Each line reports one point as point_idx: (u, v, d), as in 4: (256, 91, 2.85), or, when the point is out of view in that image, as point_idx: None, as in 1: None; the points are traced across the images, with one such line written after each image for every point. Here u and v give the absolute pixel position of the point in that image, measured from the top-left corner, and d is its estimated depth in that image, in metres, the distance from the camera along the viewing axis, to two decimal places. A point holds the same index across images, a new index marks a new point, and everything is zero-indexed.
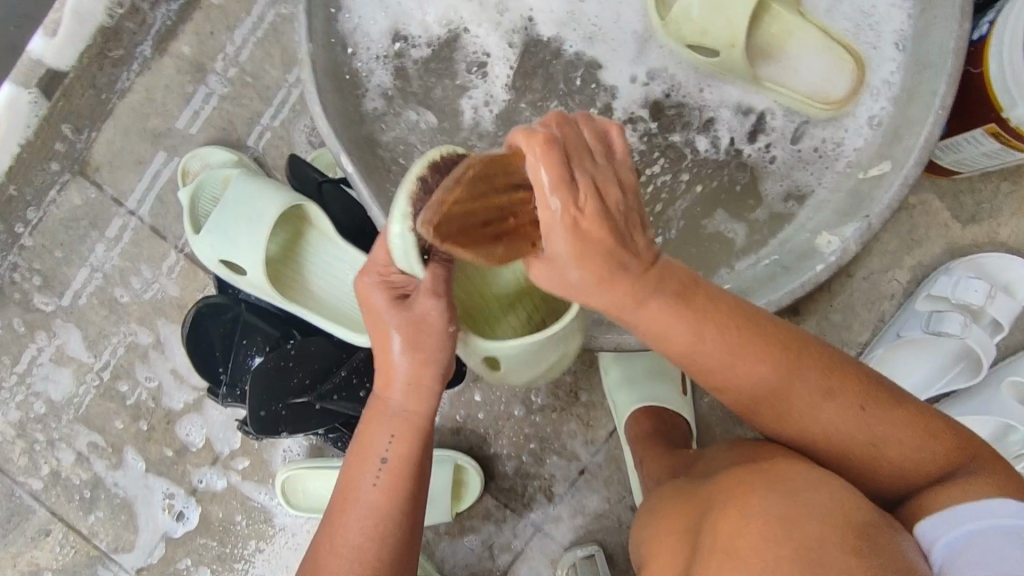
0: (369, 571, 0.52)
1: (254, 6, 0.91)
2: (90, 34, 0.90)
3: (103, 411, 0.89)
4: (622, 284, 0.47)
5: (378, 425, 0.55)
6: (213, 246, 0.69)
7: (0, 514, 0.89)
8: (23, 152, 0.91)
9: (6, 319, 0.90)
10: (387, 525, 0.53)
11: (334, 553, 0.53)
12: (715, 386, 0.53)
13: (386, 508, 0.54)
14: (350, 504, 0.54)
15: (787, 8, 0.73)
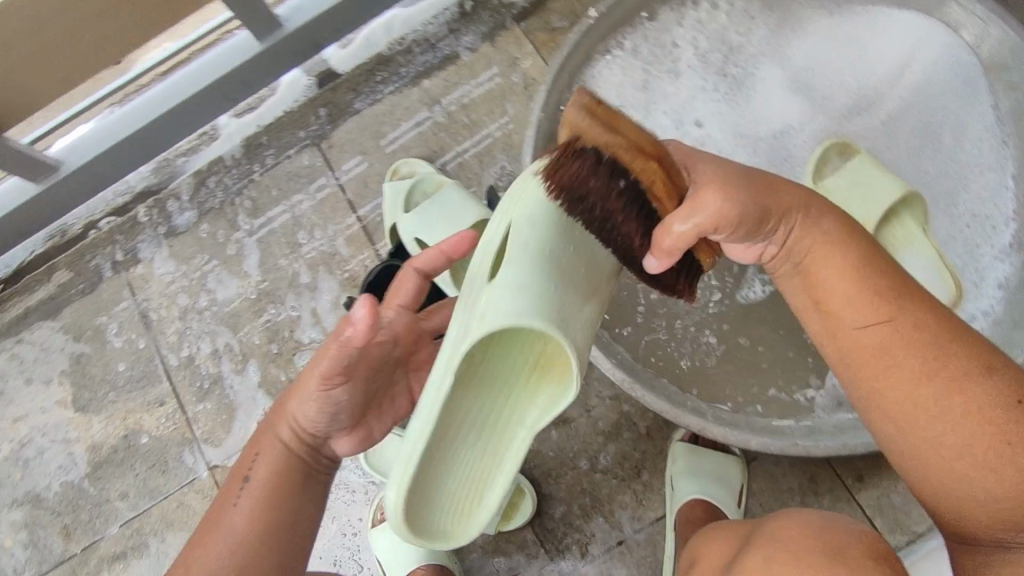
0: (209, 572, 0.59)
1: (495, 72, 1.12)
2: (370, 58, 1.15)
3: (246, 326, 1.04)
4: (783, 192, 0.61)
5: (262, 459, 0.62)
6: (414, 228, 0.86)
7: (136, 374, 1.05)
8: (284, 117, 1.14)
9: (212, 228, 1.11)
10: (232, 542, 0.59)
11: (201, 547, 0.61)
12: (844, 330, 0.61)
13: (244, 521, 0.60)
14: (221, 515, 0.62)
15: (915, 219, 0.86)
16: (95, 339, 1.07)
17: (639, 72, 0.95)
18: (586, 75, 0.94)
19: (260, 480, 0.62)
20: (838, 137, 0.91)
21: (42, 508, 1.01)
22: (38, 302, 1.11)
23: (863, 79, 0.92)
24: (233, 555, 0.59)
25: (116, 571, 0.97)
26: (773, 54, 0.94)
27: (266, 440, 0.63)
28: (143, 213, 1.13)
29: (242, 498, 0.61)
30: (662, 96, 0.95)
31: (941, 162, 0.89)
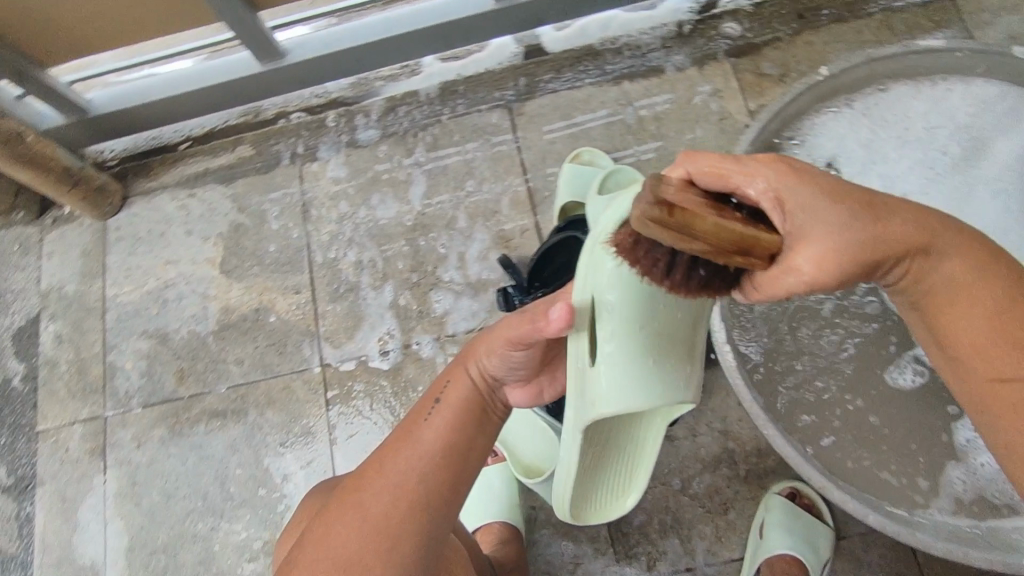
0: (402, 483, 0.63)
1: (697, 91, 1.13)
2: (581, 46, 1.19)
3: (393, 246, 1.08)
4: (917, 218, 0.57)
5: (450, 392, 0.69)
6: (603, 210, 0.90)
7: (282, 257, 1.11)
8: (485, 74, 1.20)
9: (390, 151, 1.16)
10: (423, 459, 0.65)
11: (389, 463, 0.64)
12: (976, 367, 0.59)
13: (433, 444, 0.66)
14: (410, 434, 0.66)
15: None
16: (257, 215, 1.15)
17: (864, 132, 0.98)
18: (814, 118, 0.96)
19: (449, 405, 0.68)
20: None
21: (167, 347, 1.09)
22: (220, 167, 1.21)
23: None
24: (421, 465, 0.64)
25: (212, 426, 1.03)
26: (986, 164, 0.95)
27: (453, 379, 0.71)
28: (332, 119, 1.21)
29: (431, 420, 0.68)
30: (882, 160, 0.98)
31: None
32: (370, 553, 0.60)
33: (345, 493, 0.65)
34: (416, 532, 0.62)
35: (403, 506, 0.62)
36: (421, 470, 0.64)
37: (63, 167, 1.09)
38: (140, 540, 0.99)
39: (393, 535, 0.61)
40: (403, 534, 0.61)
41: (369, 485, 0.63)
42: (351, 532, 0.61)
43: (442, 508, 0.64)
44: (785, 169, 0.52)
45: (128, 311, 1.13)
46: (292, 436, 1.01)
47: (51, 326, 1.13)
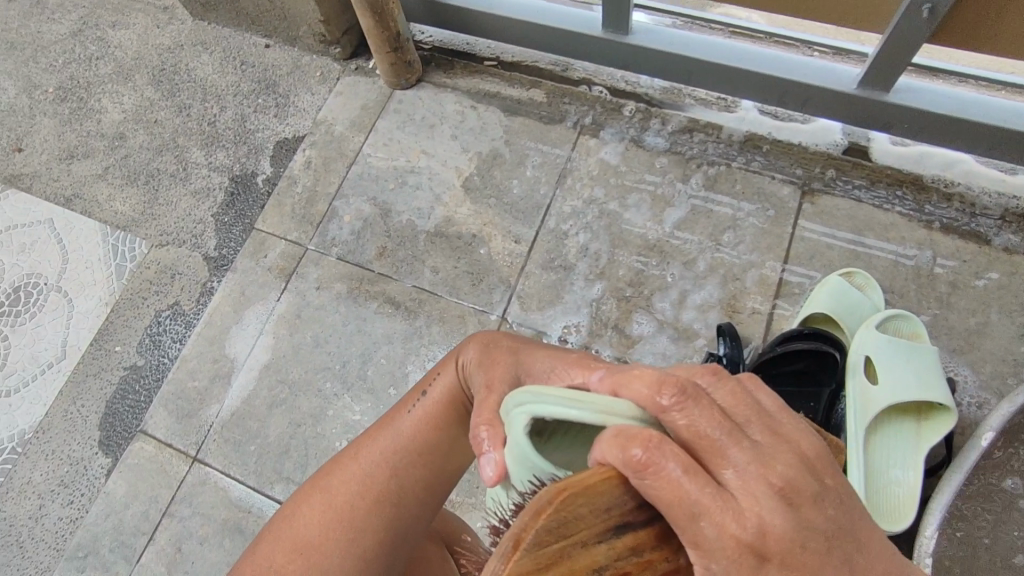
0: (358, 485, 0.51)
1: (1016, 283, 0.99)
2: (909, 173, 1.07)
3: (624, 254, 1.07)
4: None
5: (435, 391, 0.55)
6: (876, 350, 0.85)
7: (521, 204, 1.13)
8: (795, 146, 1.12)
9: (667, 168, 1.14)
10: (389, 458, 0.52)
11: (350, 458, 0.53)
12: None
13: (401, 442, 0.53)
14: (381, 428, 0.55)
15: None
16: (518, 157, 1.18)
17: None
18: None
19: (431, 402, 0.55)
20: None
21: (384, 222, 1.14)
22: (508, 97, 1.24)
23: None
24: (391, 461, 0.52)
25: (382, 309, 1.06)
26: None
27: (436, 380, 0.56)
28: (629, 110, 1.20)
29: (403, 423, 0.54)
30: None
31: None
32: (320, 552, 0.50)
33: (308, 480, 0.54)
34: (376, 534, 0.51)
35: (365, 508, 0.51)
36: (387, 470, 0.52)
37: (395, 29, 1.15)
38: (276, 365, 1.04)
39: (348, 536, 0.50)
40: (362, 535, 0.50)
41: (329, 473, 0.53)
42: (305, 526, 0.51)
43: (412, 515, 0.52)
44: (746, 551, 0.31)
45: (371, 173, 1.19)
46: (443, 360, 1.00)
47: (306, 150, 1.23)
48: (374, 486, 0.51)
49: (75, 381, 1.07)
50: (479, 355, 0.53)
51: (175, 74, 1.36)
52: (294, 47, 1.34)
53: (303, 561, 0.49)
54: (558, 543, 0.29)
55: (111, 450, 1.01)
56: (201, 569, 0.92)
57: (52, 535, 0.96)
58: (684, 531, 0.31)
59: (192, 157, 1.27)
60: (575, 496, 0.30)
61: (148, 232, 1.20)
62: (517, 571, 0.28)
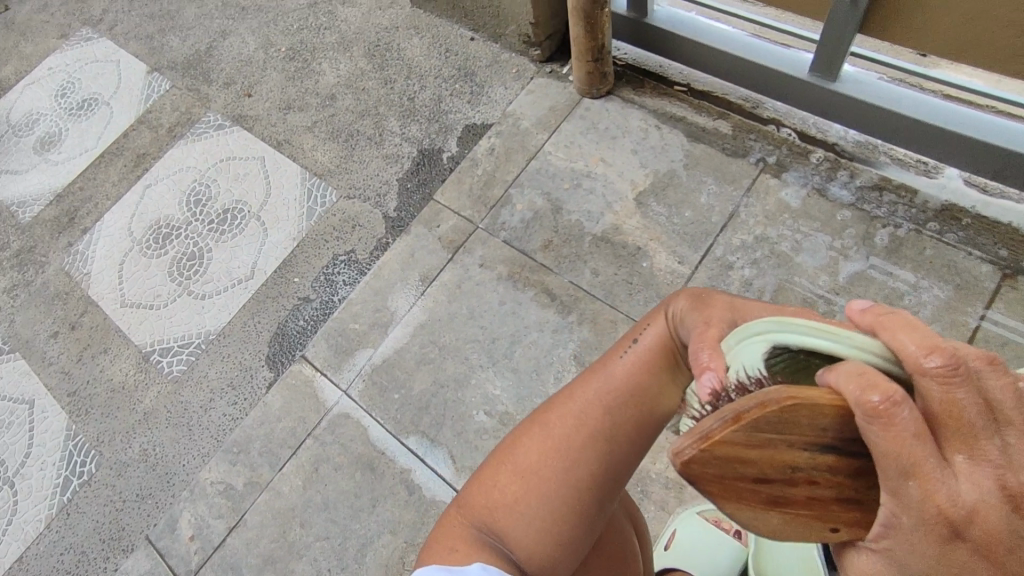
0: (577, 419, 0.57)
1: None
2: None
3: (788, 298, 1.05)
4: None
5: (643, 343, 0.59)
6: None
7: (691, 227, 1.13)
8: (1001, 225, 1.04)
9: (852, 222, 1.09)
10: (604, 398, 0.58)
11: (569, 395, 0.59)
12: None
13: (617, 384, 0.58)
14: (596, 370, 0.60)
15: None
16: (694, 182, 1.18)
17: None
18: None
19: (642, 348, 0.59)
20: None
21: (553, 217, 1.18)
22: (695, 123, 1.25)
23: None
24: (608, 401, 0.57)
25: (537, 297, 1.10)
26: None
27: (642, 334, 0.60)
28: (818, 157, 1.17)
29: (612, 371, 0.59)
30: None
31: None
32: (542, 476, 0.56)
33: (526, 418, 0.61)
34: (593, 462, 0.56)
35: (582, 442, 0.56)
36: (601, 411, 0.57)
37: (602, 41, 1.20)
38: (431, 326, 1.11)
39: (566, 463, 0.56)
40: (579, 466, 0.56)
41: (550, 406, 0.59)
42: (529, 454, 0.58)
43: (623, 451, 0.57)
44: (943, 534, 0.27)
45: (549, 171, 1.24)
46: (588, 360, 1.03)
47: (491, 138, 1.31)
48: (594, 423, 0.57)
49: (257, 301, 1.20)
50: (694, 304, 0.56)
51: (387, 52, 1.50)
52: (497, 44, 1.43)
53: (529, 483, 0.57)
54: (766, 432, 0.28)
55: (275, 367, 1.12)
56: (333, 493, 0.99)
57: (215, 427, 1.08)
58: (894, 482, 0.27)
59: (389, 125, 1.39)
60: (802, 404, 0.28)
61: (340, 184, 1.32)
62: (723, 437, 0.28)
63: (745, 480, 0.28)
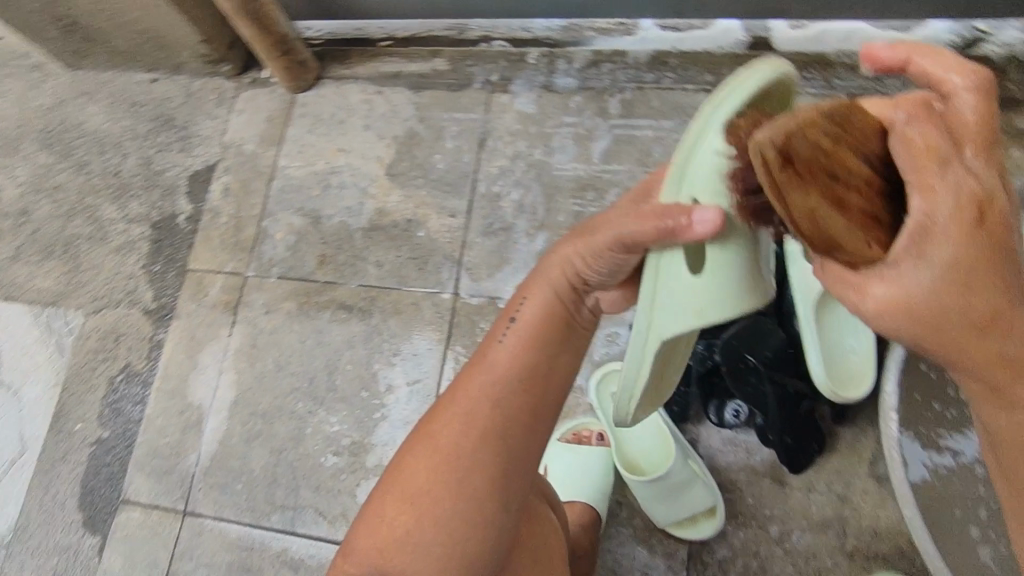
0: (466, 421, 0.62)
1: None
2: (813, 52, 1.06)
3: (559, 199, 1.06)
4: (986, 349, 0.41)
5: (522, 319, 0.64)
6: None
7: (448, 177, 1.10)
8: (700, 55, 1.11)
9: (584, 106, 1.11)
10: (494, 391, 0.62)
11: (456, 397, 0.64)
12: None
13: (504, 372, 0.63)
14: (479, 365, 0.64)
15: None
16: (434, 130, 1.14)
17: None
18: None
19: (525, 323, 0.64)
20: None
21: (317, 229, 1.10)
22: (413, 73, 1.19)
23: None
24: (496, 393, 0.62)
25: (335, 317, 1.04)
26: None
27: (525, 303, 0.65)
28: (534, 56, 1.16)
29: (492, 357, 0.64)
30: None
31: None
32: (442, 482, 0.61)
33: (418, 430, 0.66)
34: (490, 460, 0.61)
35: (471, 440, 0.61)
36: (485, 405, 0.62)
37: (279, 33, 1.10)
38: (244, 399, 1.01)
39: (463, 467, 0.61)
40: (476, 459, 0.61)
41: (441, 412, 0.64)
42: (425, 465, 0.62)
43: (516, 439, 0.62)
44: (975, 208, 0.37)
45: (292, 185, 1.15)
46: (408, 352, 1.00)
47: (222, 177, 1.19)
48: (484, 419, 0.62)
49: (48, 469, 1.04)
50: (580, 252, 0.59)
51: (67, 134, 1.29)
52: (183, 74, 1.27)
53: (431, 491, 0.61)
54: (799, 156, 0.35)
55: (99, 528, 0.99)
56: None
57: None
58: (913, 182, 0.37)
59: (106, 213, 1.21)
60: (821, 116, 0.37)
61: (81, 300, 1.15)
62: (808, 136, 0.36)
63: (824, 180, 0.36)
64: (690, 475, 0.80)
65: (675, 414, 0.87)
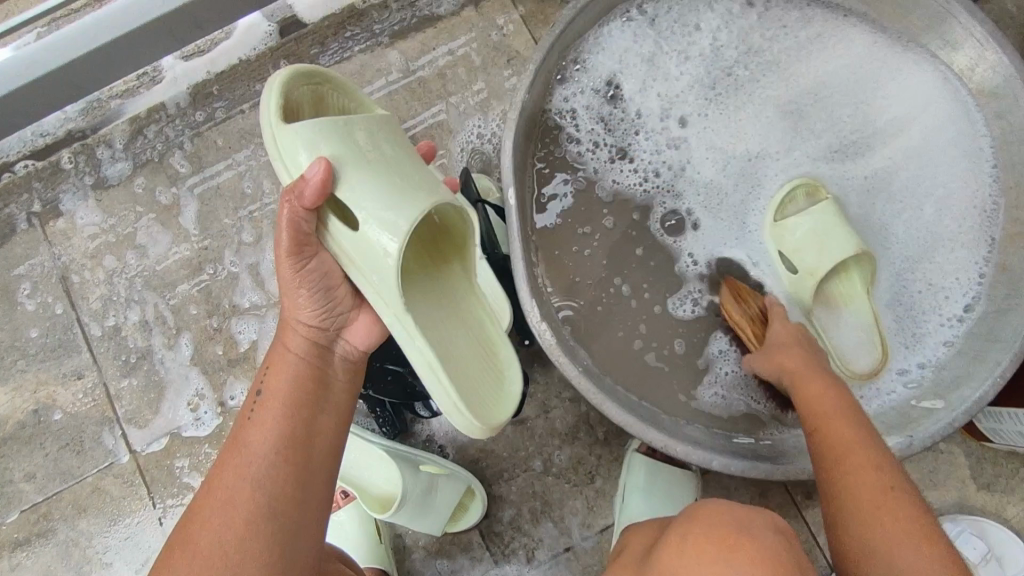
0: (223, 525, 0.51)
1: (473, 34, 1.03)
2: (342, 9, 1.03)
3: (181, 292, 0.95)
4: (793, 348, 0.72)
5: (276, 373, 0.60)
6: None
7: (49, 340, 0.93)
8: (239, 65, 1.01)
9: (150, 184, 0.99)
10: (252, 476, 0.53)
11: (208, 502, 0.53)
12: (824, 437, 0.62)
13: (263, 448, 0.55)
14: (229, 456, 0.55)
15: (864, 278, 0.83)
16: (2, 300, 0.94)
17: (649, 43, 0.90)
18: (589, 40, 0.89)
19: (273, 396, 0.59)
20: (809, 176, 0.89)
21: None
22: None
23: (862, 124, 0.90)
24: (254, 475, 0.54)
25: (17, 560, 0.87)
26: (760, 84, 0.91)
27: (280, 356, 0.62)
28: (67, 158, 1.00)
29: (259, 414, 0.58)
30: (664, 77, 0.91)
31: (911, 211, 0.88)
32: (219, 553, 0.50)
33: (185, 512, 0.54)
34: (261, 551, 0.51)
35: (251, 493, 0.52)
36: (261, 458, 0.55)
37: None
38: None
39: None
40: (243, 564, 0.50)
41: (191, 527, 0.52)
42: (197, 540, 0.51)
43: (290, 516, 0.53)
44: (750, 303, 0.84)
45: None
46: (118, 542, 0.87)
47: None
48: (251, 505, 0.52)
49: None
50: (301, 292, 0.60)
51: None
52: None
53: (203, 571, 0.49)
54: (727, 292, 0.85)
55: None
56: None
57: None
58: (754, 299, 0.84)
59: None
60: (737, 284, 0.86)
61: None
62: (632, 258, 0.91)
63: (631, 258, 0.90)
64: (428, 480, 0.79)
65: (392, 434, 0.85)
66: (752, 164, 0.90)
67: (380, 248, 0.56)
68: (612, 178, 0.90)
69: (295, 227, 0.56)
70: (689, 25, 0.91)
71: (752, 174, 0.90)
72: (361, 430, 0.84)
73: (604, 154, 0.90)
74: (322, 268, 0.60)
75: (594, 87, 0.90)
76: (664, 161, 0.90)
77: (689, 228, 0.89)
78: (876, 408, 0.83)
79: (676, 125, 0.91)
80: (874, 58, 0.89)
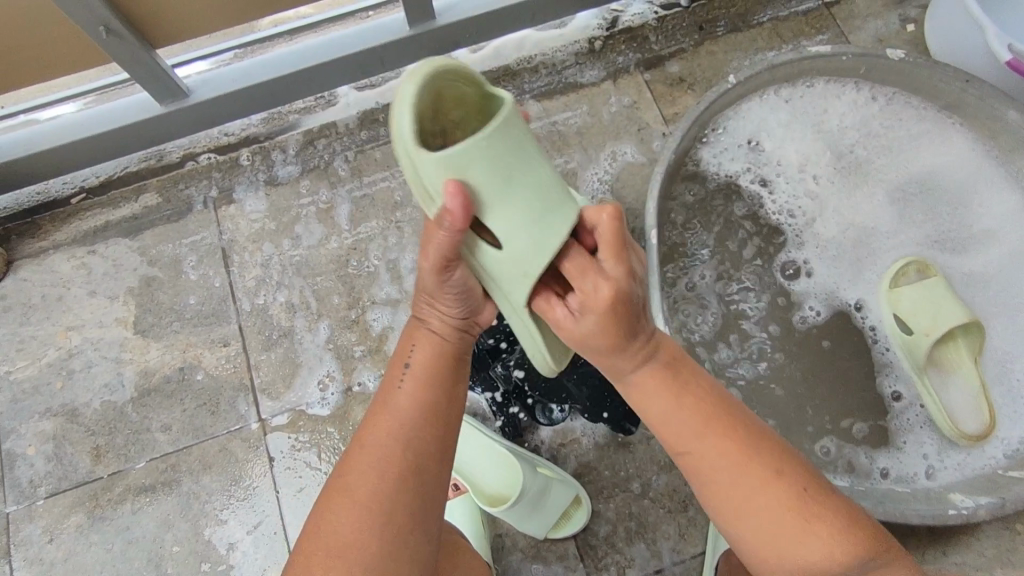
0: (387, 468, 0.60)
1: (609, 101, 1.17)
2: (497, 68, 1.18)
3: (325, 283, 1.05)
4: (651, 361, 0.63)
5: (421, 351, 0.68)
6: None
7: (204, 309, 1.04)
8: None
9: (313, 186, 1.10)
10: (406, 430, 0.62)
11: (369, 444, 0.62)
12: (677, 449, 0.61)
13: (411, 409, 0.64)
14: (385, 408, 0.64)
15: (969, 349, 0.93)
16: (170, 266, 1.06)
17: (784, 113, 1.04)
18: (735, 108, 1.03)
19: (419, 366, 0.67)
20: (915, 256, 0.99)
21: (76, 425, 0.97)
22: (122, 218, 1.08)
23: (962, 222, 1.00)
24: (404, 427, 0.62)
25: (140, 503, 0.94)
26: (875, 168, 1.03)
27: (421, 336, 0.69)
28: (246, 156, 1.12)
29: (405, 382, 0.66)
30: (799, 141, 1.04)
31: (998, 306, 0.96)
32: (376, 501, 0.59)
33: (348, 449, 0.63)
34: (406, 507, 0.59)
35: (402, 448, 0.61)
36: (408, 422, 0.63)
37: None
38: None
39: (381, 518, 0.58)
40: (393, 506, 0.59)
41: (355, 458, 0.61)
42: (361, 478, 0.60)
43: (428, 479, 0.62)
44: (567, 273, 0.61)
45: (25, 389, 1.00)
46: (237, 500, 0.94)
47: None
48: (406, 455, 0.61)
49: None
50: (453, 299, 0.67)
51: None
52: None
53: (362, 515, 0.58)
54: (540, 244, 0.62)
55: None
56: None
57: None
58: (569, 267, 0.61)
59: None
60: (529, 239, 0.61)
61: None
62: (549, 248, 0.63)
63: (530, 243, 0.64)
64: (544, 482, 0.85)
65: (511, 435, 0.93)
66: (870, 228, 1.01)
67: (522, 258, 0.62)
68: (750, 218, 1.01)
69: (450, 252, 0.61)
70: (820, 108, 1.04)
71: (870, 245, 1.00)
72: (481, 425, 0.91)
73: (742, 201, 1.02)
74: (461, 283, 0.66)
75: (736, 143, 1.04)
76: (789, 223, 1.01)
77: (803, 276, 0.99)
78: (967, 477, 0.89)
79: (812, 180, 1.03)
80: (968, 164, 1.00)
